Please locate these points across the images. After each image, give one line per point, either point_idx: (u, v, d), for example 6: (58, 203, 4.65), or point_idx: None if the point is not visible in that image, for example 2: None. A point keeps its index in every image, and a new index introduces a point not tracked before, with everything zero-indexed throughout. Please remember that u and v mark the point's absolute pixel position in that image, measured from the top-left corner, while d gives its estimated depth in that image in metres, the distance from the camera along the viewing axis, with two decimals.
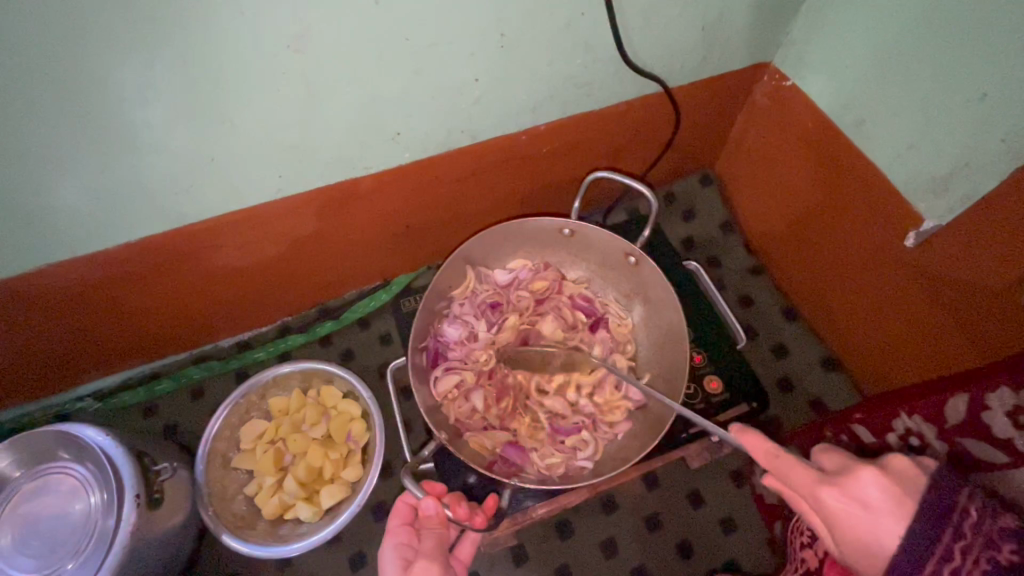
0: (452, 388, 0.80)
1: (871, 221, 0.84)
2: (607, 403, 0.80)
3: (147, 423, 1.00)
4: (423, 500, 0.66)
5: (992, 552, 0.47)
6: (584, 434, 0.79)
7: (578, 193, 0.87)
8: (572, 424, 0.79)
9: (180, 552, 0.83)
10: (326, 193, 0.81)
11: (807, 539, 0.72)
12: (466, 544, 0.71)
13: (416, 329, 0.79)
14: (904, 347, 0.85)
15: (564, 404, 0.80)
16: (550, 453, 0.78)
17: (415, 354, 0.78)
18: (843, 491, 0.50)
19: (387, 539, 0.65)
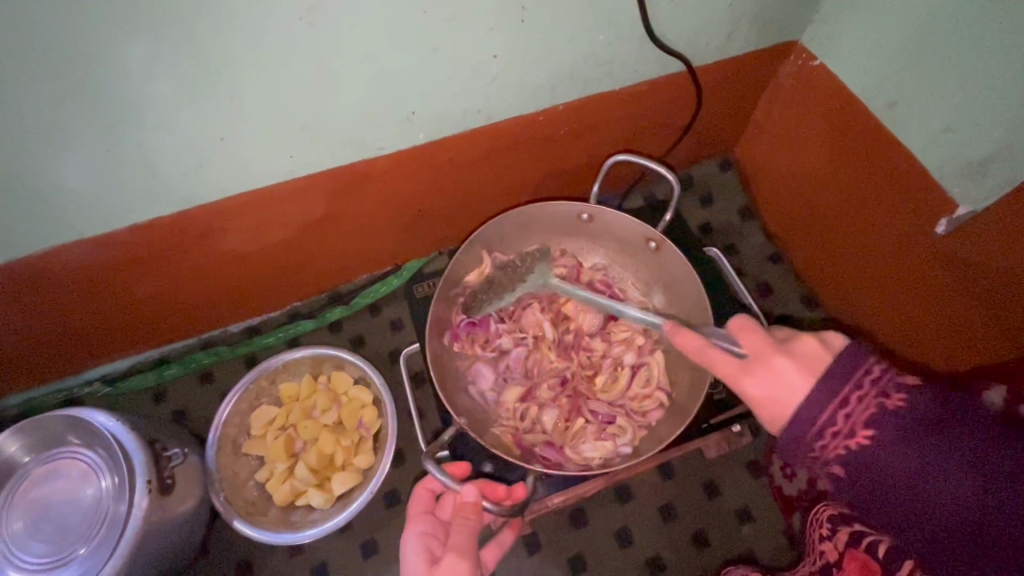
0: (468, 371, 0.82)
1: (894, 207, 0.82)
2: (645, 388, 0.79)
3: (157, 408, 0.99)
4: (464, 486, 0.62)
5: (882, 400, 0.46)
6: (620, 420, 0.77)
7: (599, 176, 0.84)
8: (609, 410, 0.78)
9: (192, 537, 0.83)
10: (337, 175, 0.79)
11: (828, 531, 0.67)
12: (490, 550, 0.69)
13: (433, 325, 0.79)
14: (930, 335, 0.84)
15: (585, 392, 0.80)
16: (587, 441, 0.76)
17: (432, 342, 0.78)
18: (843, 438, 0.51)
19: (411, 530, 0.62)
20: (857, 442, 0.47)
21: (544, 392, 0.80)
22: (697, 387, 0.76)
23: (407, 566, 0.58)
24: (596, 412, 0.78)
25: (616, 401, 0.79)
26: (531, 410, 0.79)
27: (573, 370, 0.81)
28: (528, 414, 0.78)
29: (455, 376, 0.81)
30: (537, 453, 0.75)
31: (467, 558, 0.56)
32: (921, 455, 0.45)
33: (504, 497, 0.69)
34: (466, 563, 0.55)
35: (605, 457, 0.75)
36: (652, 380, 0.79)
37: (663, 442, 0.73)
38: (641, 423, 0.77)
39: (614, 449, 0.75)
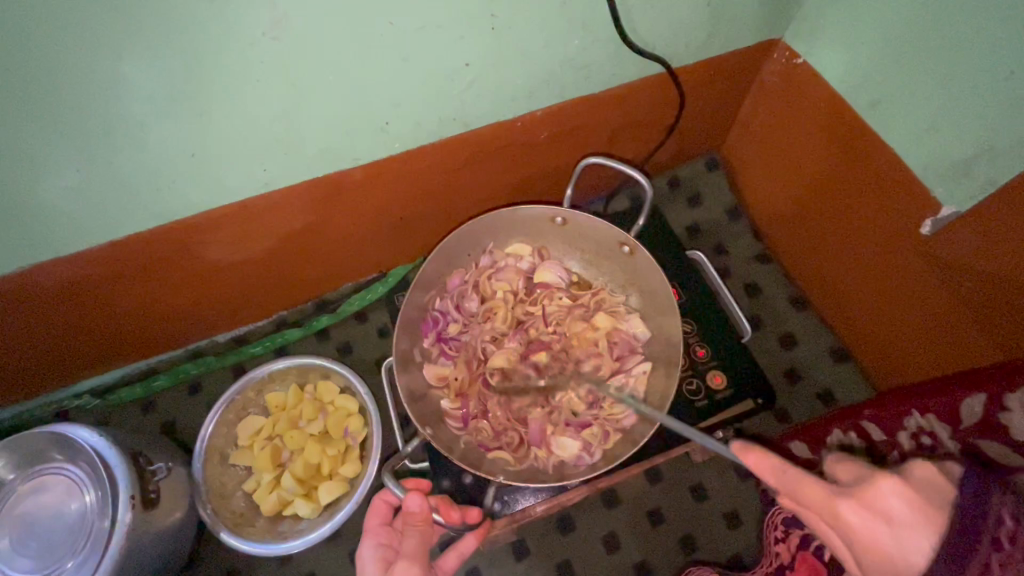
0: (439, 376, 0.76)
1: (878, 205, 0.81)
2: (613, 393, 0.73)
3: (146, 419, 0.99)
4: (409, 495, 0.60)
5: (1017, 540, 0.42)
6: (594, 427, 0.71)
7: (572, 181, 0.85)
8: (582, 415, 0.72)
9: (179, 550, 0.83)
10: (314, 187, 0.78)
11: (782, 533, 0.71)
12: (450, 556, 0.62)
13: (405, 321, 0.75)
14: (918, 339, 0.82)
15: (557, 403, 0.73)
16: (567, 436, 0.71)
17: (400, 353, 0.74)
18: (861, 504, 0.44)
19: (367, 538, 0.63)
20: None
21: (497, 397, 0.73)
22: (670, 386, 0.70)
23: (362, 566, 0.59)
24: (565, 416, 0.72)
25: (586, 400, 0.72)
26: (491, 413, 0.73)
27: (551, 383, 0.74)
28: (493, 419, 0.73)
29: (421, 375, 0.75)
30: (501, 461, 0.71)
31: (422, 562, 0.56)
32: None
33: (456, 520, 0.65)
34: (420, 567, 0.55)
35: (577, 457, 0.71)
36: (623, 386, 0.73)
37: (639, 443, 0.68)
38: (613, 425, 0.72)
39: (580, 452, 0.71)
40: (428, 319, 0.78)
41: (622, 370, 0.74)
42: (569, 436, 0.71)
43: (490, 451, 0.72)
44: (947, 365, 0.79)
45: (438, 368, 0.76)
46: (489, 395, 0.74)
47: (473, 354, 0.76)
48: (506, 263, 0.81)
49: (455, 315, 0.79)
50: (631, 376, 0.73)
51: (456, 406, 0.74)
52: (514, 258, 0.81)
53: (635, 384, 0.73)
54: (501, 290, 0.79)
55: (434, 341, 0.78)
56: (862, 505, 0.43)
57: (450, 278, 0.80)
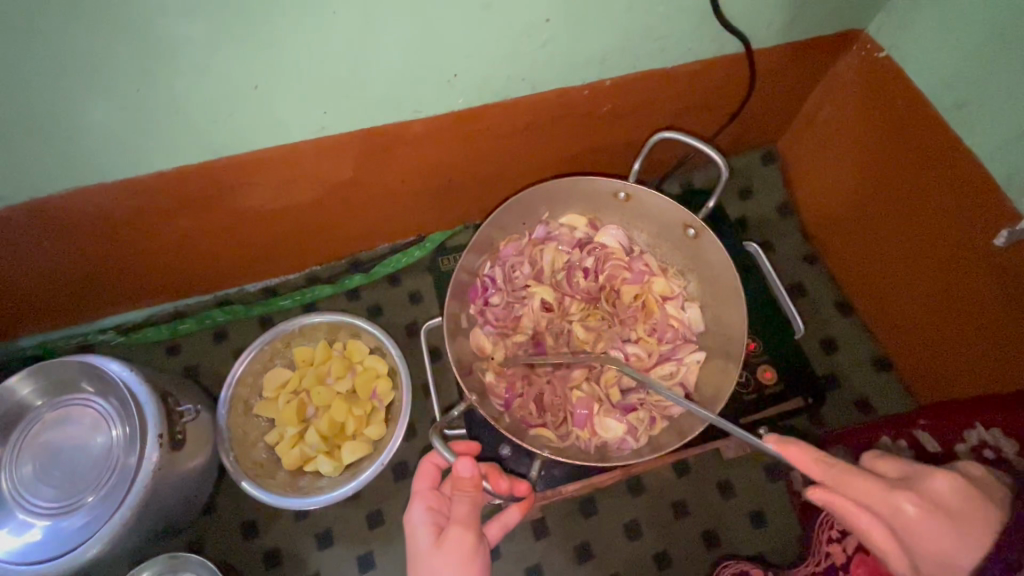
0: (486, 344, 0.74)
1: (946, 212, 0.78)
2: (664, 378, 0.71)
3: (169, 361, 0.98)
4: (459, 459, 0.59)
5: None
6: (640, 412, 0.69)
7: (641, 155, 0.78)
8: (629, 397, 0.70)
9: (199, 495, 0.82)
10: (370, 137, 0.76)
11: (836, 534, 0.69)
12: (494, 525, 0.62)
13: (455, 285, 0.72)
14: (969, 355, 0.80)
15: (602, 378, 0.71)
16: (613, 417, 0.69)
17: (450, 319, 0.71)
18: (924, 496, 0.47)
19: (416, 499, 0.61)
20: None
21: (544, 370, 0.71)
22: (728, 372, 0.68)
23: (413, 534, 0.57)
24: (611, 394, 0.70)
25: (633, 383, 0.71)
26: (535, 391, 0.70)
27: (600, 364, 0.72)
28: (534, 395, 0.70)
29: (466, 343, 0.73)
30: (541, 436, 0.69)
31: (473, 529, 0.55)
32: None
33: (505, 490, 0.64)
34: (470, 536, 0.54)
35: (620, 440, 0.69)
36: (673, 372, 0.72)
37: (686, 435, 0.65)
38: (660, 411, 0.69)
39: (624, 435, 0.69)
40: (477, 286, 0.76)
41: (672, 355, 0.72)
42: (613, 418, 0.69)
43: (533, 428, 0.69)
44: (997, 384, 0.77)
45: (483, 339, 0.74)
46: (536, 369, 0.71)
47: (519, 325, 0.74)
48: (559, 234, 0.78)
49: (502, 284, 0.76)
50: (683, 364, 0.71)
51: (500, 381, 0.71)
52: (567, 229, 0.79)
53: (686, 372, 0.71)
54: (552, 257, 0.78)
55: (480, 310, 0.75)
56: (924, 495, 0.46)
57: (502, 247, 0.77)
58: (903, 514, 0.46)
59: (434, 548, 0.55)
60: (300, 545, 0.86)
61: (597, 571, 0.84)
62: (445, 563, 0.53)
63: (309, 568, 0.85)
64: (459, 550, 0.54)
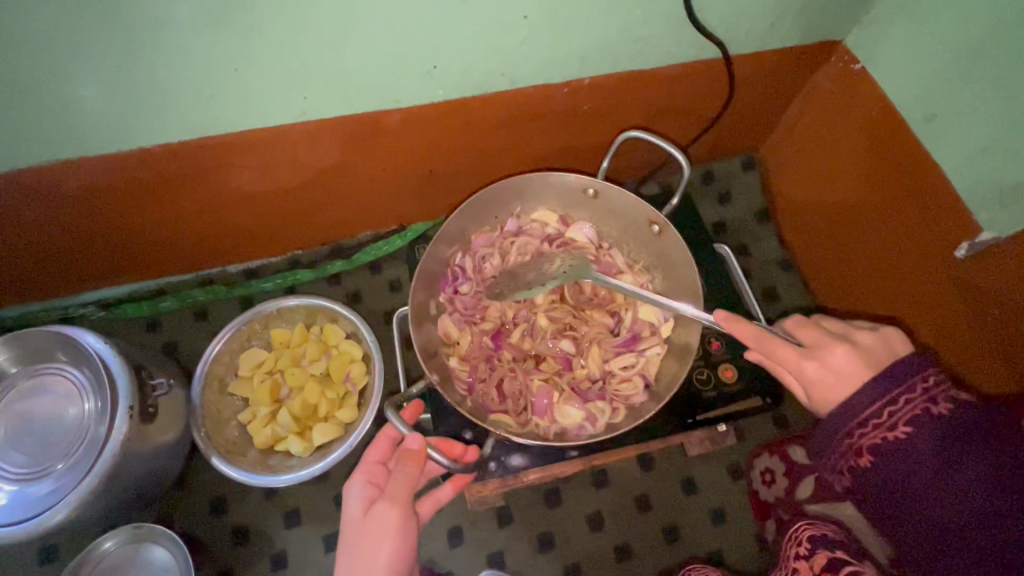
0: (453, 331, 0.75)
1: (911, 221, 0.80)
2: (623, 370, 0.73)
3: (149, 338, 0.99)
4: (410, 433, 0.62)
5: (931, 407, 0.48)
6: (601, 402, 0.71)
7: (608, 153, 0.81)
8: (589, 386, 0.72)
9: (168, 469, 0.84)
10: (352, 125, 0.77)
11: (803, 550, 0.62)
12: (427, 501, 0.65)
13: (424, 271, 0.73)
14: (928, 358, 0.83)
15: (563, 366, 0.73)
16: (573, 405, 0.70)
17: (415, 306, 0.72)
18: (819, 358, 0.56)
19: (357, 474, 0.62)
20: (896, 434, 0.48)
21: (507, 356, 0.73)
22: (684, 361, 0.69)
23: (347, 504, 0.59)
24: (570, 383, 0.72)
25: (594, 373, 0.73)
26: (498, 375, 0.72)
27: (572, 359, 0.73)
28: (496, 379, 0.72)
29: (433, 328, 0.74)
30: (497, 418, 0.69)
31: (401, 507, 0.56)
32: (951, 466, 0.47)
33: (457, 455, 0.69)
34: (396, 512, 0.56)
35: (579, 427, 0.70)
36: (632, 363, 0.73)
37: (643, 417, 0.67)
38: (620, 400, 0.71)
39: (583, 421, 0.70)
40: (448, 274, 0.77)
41: (632, 348, 0.73)
42: (573, 405, 0.70)
43: (493, 413, 0.70)
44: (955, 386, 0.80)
45: (450, 325, 0.75)
46: (496, 359, 0.73)
47: (487, 313, 0.75)
48: (531, 228, 0.80)
49: (474, 273, 0.78)
50: (643, 356, 0.73)
51: (464, 367, 0.73)
52: (538, 224, 0.81)
53: (646, 364, 0.73)
54: (524, 246, 0.78)
55: (450, 297, 0.76)
56: (821, 359, 0.55)
57: (474, 237, 0.80)
58: (801, 365, 0.57)
59: (363, 520, 0.57)
60: (267, 523, 0.87)
61: (557, 561, 0.85)
62: (369, 535, 0.55)
63: (275, 545, 0.86)
64: (385, 526, 0.55)
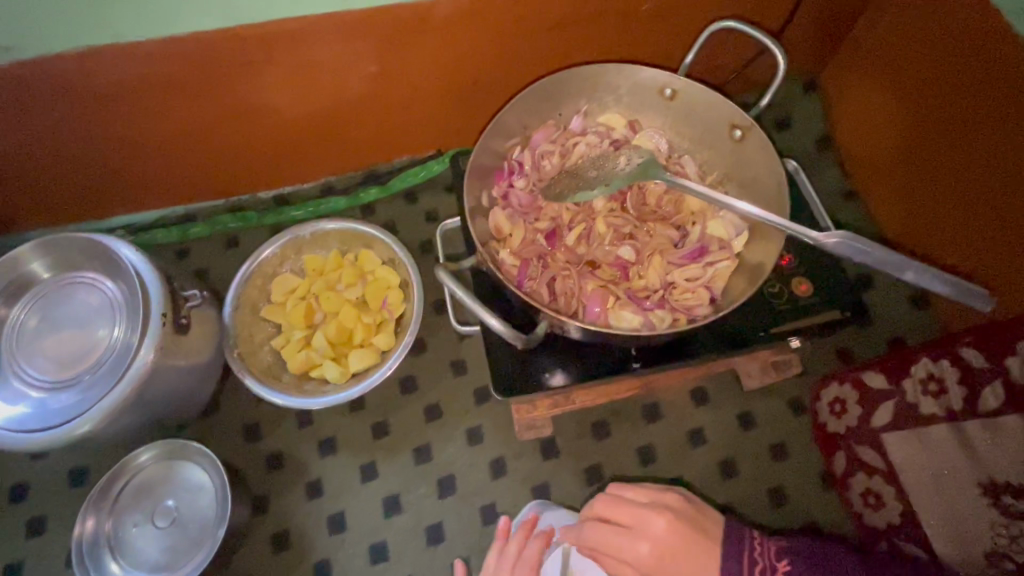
0: (506, 229, 0.69)
1: (995, 122, 0.72)
2: (688, 281, 0.64)
3: (177, 264, 0.95)
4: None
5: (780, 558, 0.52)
6: (661, 311, 0.63)
7: (694, 45, 0.72)
8: (647, 295, 0.65)
9: (202, 390, 0.80)
10: (392, 17, 0.71)
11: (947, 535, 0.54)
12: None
13: (478, 161, 0.69)
14: (1001, 277, 0.74)
15: (621, 274, 0.66)
16: (627, 313, 0.63)
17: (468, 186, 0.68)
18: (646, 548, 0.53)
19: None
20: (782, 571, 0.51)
21: (561, 258, 0.67)
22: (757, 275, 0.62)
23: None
24: (627, 291, 0.65)
25: (653, 284, 0.65)
26: (549, 274, 0.66)
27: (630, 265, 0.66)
28: (547, 279, 0.66)
29: (484, 222, 0.69)
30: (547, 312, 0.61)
31: None
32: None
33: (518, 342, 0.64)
34: None
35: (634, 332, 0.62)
36: (698, 276, 0.65)
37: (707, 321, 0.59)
38: (683, 309, 0.63)
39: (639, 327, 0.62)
40: (504, 168, 0.73)
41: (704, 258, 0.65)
42: (629, 311, 0.63)
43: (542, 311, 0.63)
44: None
45: (501, 218, 0.69)
46: (551, 268, 0.66)
47: (541, 213, 0.70)
48: (595, 130, 0.76)
49: (530, 170, 0.73)
50: (711, 268, 0.64)
51: (515, 263, 0.67)
52: (604, 127, 0.76)
53: (713, 277, 0.64)
54: (586, 145, 0.74)
55: (505, 191, 0.71)
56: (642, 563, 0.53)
57: (534, 133, 0.75)
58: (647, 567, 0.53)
59: None
60: (301, 450, 0.83)
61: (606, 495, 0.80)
62: None
63: (309, 473, 0.82)
64: None
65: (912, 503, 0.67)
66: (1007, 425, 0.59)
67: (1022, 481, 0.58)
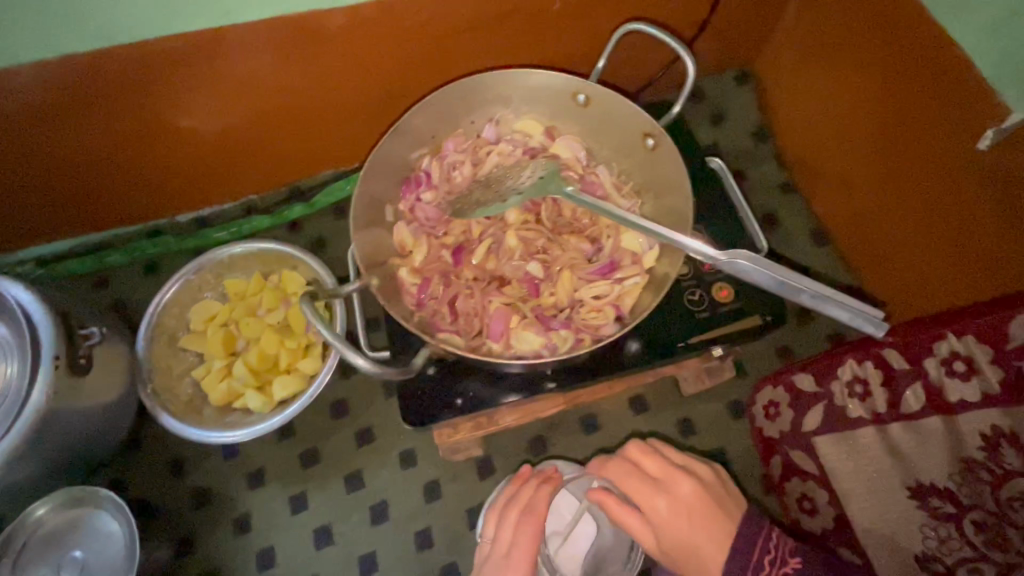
0: (409, 244, 0.67)
1: (922, 113, 0.71)
2: (594, 298, 0.62)
3: (94, 295, 0.90)
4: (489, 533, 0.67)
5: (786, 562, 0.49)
6: (564, 331, 0.61)
7: (606, 50, 0.70)
8: (555, 314, 0.62)
9: (114, 430, 0.76)
10: (288, 29, 0.68)
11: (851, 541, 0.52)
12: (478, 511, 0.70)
13: (381, 164, 0.67)
14: (941, 269, 0.74)
15: (529, 290, 0.64)
16: (529, 336, 0.60)
17: (361, 203, 0.64)
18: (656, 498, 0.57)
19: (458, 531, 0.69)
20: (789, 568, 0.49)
21: (467, 275, 0.65)
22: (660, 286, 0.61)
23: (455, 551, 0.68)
24: (534, 309, 0.62)
25: (562, 302, 0.63)
26: (451, 292, 0.63)
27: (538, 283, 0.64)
28: (449, 297, 0.63)
29: (388, 236, 0.67)
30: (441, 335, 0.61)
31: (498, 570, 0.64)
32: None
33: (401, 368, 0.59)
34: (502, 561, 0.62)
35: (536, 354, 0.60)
36: (606, 293, 0.63)
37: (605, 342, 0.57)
38: (588, 329, 0.61)
39: (541, 348, 0.60)
40: (413, 179, 0.70)
41: (610, 274, 0.63)
42: (532, 331, 0.60)
43: (441, 333, 0.62)
44: (966, 297, 0.71)
45: (405, 234, 0.67)
46: (459, 288, 0.64)
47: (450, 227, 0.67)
48: (511, 138, 0.72)
49: (441, 180, 0.70)
50: (619, 285, 0.62)
51: (415, 279, 0.64)
52: (520, 134, 0.73)
53: (621, 294, 0.62)
54: (500, 152, 0.71)
55: (411, 206, 0.69)
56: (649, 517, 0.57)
57: (445, 141, 0.72)
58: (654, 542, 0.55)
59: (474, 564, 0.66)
60: (229, 484, 0.80)
61: None
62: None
63: (238, 508, 0.79)
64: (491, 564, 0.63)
65: (846, 510, 0.64)
66: (928, 428, 0.59)
67: (948, 483, 0.57)
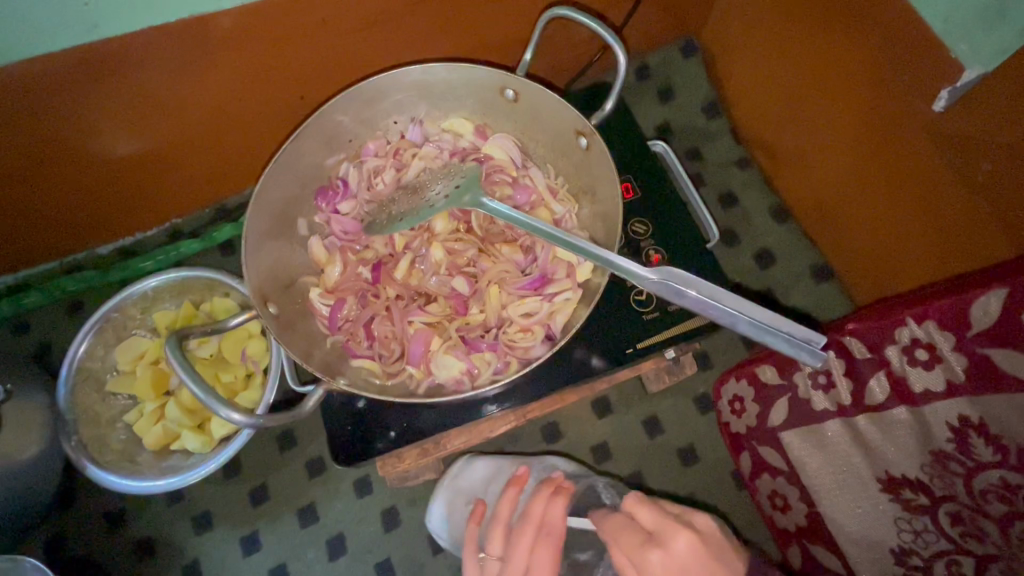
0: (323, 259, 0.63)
1: (874, 77, 0.65)
2: (522, 317, 0.59)
3: (15, 341, 0.84)
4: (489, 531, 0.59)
5: None
6: (486, 352, 0.58)
7: (532, 41, 0.64)
8: (481, 334, 0.59)
9: (35, 495, 0.70)
10: (167, 41, 0.61)
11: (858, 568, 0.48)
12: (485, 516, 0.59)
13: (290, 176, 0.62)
14: (907, 240, 0.69)
15: (459, 306, 0.60)
16: (446, 363, 0.58)
17: (261, 220, 0.60)
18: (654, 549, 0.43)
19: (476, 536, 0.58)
20: None
21: (389, 293, 0.61)
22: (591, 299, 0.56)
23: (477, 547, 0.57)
24: (459, 329, 0.59)
25: (490, 320, 0.60)
26: (366, 313, 0.60)
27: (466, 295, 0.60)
28: (366, 318, 0.60)
29: (303, 252, 0.64)
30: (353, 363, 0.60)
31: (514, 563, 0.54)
32: None
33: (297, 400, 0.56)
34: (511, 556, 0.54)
35: (455, 380, 0.58)
36: (535, 310, 0.59)
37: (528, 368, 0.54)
38: (513, 352, 0.58)
39: (462, 375, 0.58)
40: (331, 187, 0.66)
41: (541, 289, 0.59)
42: (452, 355, 0.58)
43: (357, 358, 0.60)
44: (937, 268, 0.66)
45: (319, 248, 0.64)
46: (385, 313, 0.60)
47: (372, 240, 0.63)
48: (438, 140, 0.67)
49: (360, 186, 0.65)
50: (549, 301, 0.59)
51: (327, 299, 0.61)
52: (449, 135, 0.67)
53: (551, 310, 0.59)
54: (424, 154, 0.66)
55: (327, 218, 0.65)
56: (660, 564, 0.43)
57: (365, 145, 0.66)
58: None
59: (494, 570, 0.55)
60: (174, 531, 0.76)
61: None
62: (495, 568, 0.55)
63: (186, 555, 0.75)
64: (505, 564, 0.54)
65: (816, 505, 0.61)
66: (896, 419, 0.55)
67: (919, 474, 0.53)
